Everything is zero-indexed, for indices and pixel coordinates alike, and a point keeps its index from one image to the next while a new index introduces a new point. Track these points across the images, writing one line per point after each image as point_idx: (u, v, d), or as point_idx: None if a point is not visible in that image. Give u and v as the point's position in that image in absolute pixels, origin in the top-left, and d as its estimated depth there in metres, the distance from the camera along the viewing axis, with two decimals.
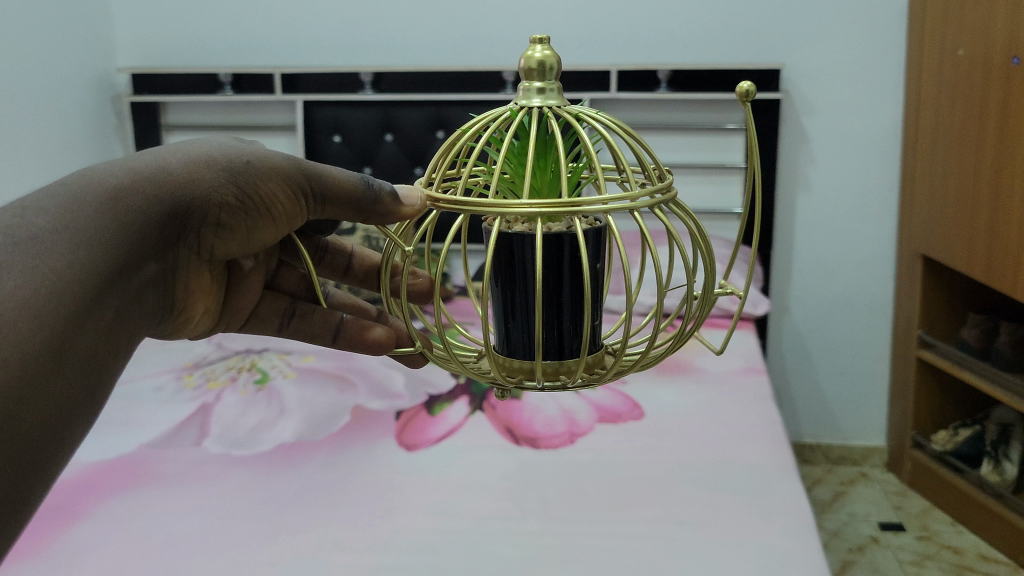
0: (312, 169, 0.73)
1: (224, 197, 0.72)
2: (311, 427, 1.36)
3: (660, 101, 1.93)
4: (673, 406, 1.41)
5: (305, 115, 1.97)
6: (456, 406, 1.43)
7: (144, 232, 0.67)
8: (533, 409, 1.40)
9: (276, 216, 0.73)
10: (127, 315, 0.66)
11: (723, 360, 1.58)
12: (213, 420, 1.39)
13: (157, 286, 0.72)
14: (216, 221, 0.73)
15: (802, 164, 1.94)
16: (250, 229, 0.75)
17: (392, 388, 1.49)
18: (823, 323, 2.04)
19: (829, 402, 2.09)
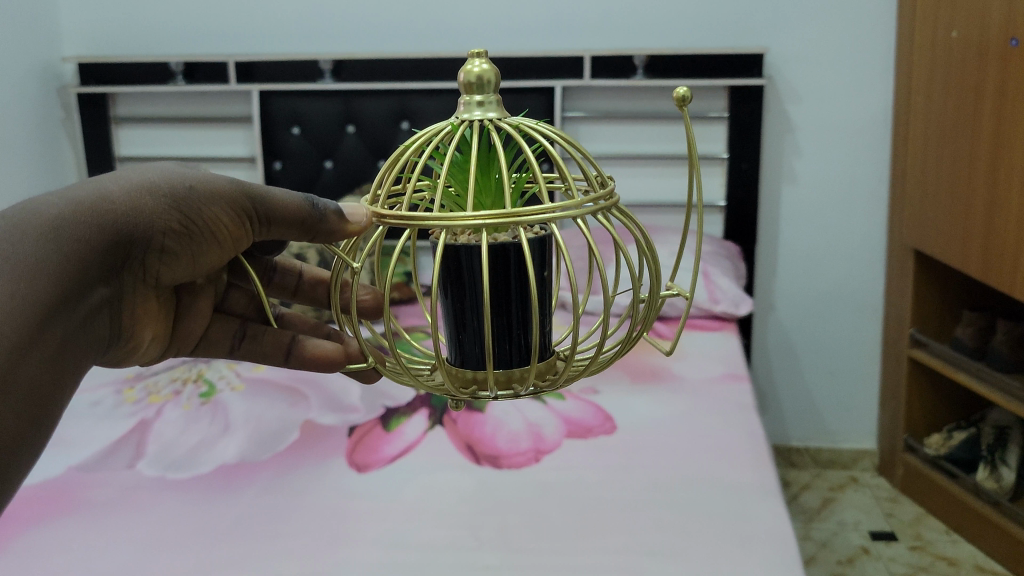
0: (254, 192, 0.75)
1: (166, 222, 0.74)
2: (255, 446, 1.26)
3: (637, 89, 1.82)
4: (647, 418, 1.31)
5: (261, 106, 1.86)
6: (414, 420, 1.32)
7: (88, 260, 0.70)
8: (497, 423, 1.30)
9: (220, 239, 0.76)
10: (73, 341, 0.71)
11: (702, 365, 1.48)
12: (150, 440, 1.28)
13: (102, 311, 0.75)
14: (160, 246, 0.76)
15: (787, 154, 1.84)
16: (194, 252, 0.77)
17: (346, 400, 1.38)
18: (809, 321, 1.94)
19: (818, 404, 1.99)
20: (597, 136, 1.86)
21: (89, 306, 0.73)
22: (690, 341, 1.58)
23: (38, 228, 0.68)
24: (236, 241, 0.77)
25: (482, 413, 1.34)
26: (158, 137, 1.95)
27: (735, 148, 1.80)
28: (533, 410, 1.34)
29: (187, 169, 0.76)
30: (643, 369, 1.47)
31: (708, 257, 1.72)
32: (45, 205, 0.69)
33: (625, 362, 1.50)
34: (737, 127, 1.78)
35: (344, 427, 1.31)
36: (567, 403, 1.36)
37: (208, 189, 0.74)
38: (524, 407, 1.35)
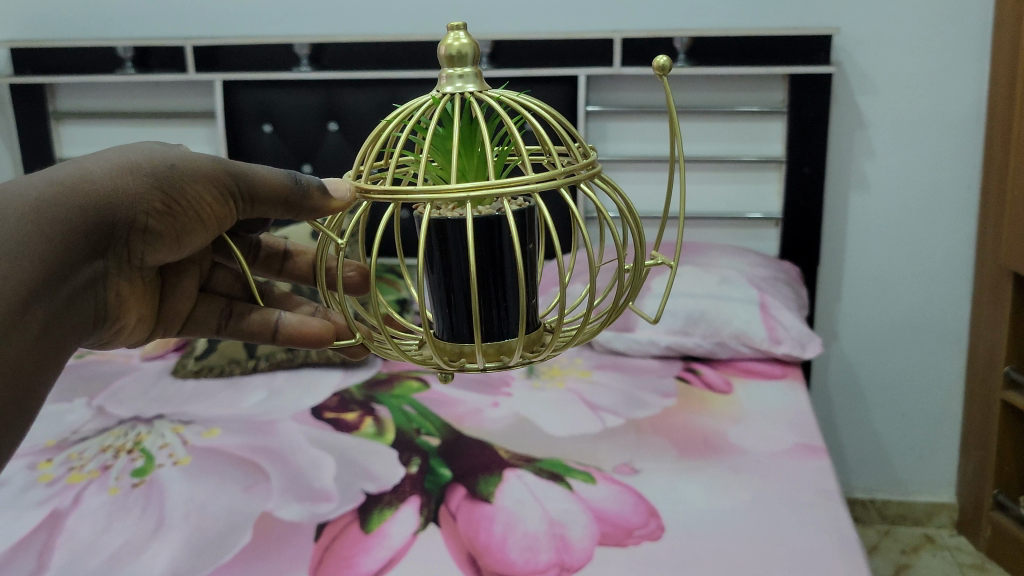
0: (240, 174, 0.70)
1: (149, 202, 0.70)
2: (194, 554, 0.96)
3: (677, 78, 1.51)
4: (705, 515, 1.00)
5: (226, 98, 1.55)
6: (402, 515, 1.02)
7: (68, 243, 0.67)
8: (509, 519, 1.00)
9: (205, 220, 0.71)
10: (54, 323, 0.67)
11: (767, 430, 1.17)
12: (57, 546, 0.99)
13: (87, 291, 0.72)
14: (143, 226, 0.71)
15: (856, 156, 1.53)
16: (182, 233, 0.72)
17: (316, 485, 1.08)
18: (879, 353, 1.63)
19: (887, 449, 1.68)
20: (628, 134, 1.55)
21: (74, 286, 0.69)
22: (746, 394, 1.27)
23: (16, 214, 0.64)
24: (223, 219, 0.72)
25: (490, 503, 1.03)
26: (106, 136, 1.66)
27: (796, 149, 1.49)
28: (554, 500, 1.03)
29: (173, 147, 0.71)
30: (692, 437, 1.16)
31: (765, 283, 1.41)
32: (22, 190, 0.65)
33: (670, 425, 1.19)
34: (799, 123, 1.47)
35: (310, 524, 1.01)
36: (599, 489, 1.05)
37: (192, 168, 0.69)
38: (545, 494, 1.04)
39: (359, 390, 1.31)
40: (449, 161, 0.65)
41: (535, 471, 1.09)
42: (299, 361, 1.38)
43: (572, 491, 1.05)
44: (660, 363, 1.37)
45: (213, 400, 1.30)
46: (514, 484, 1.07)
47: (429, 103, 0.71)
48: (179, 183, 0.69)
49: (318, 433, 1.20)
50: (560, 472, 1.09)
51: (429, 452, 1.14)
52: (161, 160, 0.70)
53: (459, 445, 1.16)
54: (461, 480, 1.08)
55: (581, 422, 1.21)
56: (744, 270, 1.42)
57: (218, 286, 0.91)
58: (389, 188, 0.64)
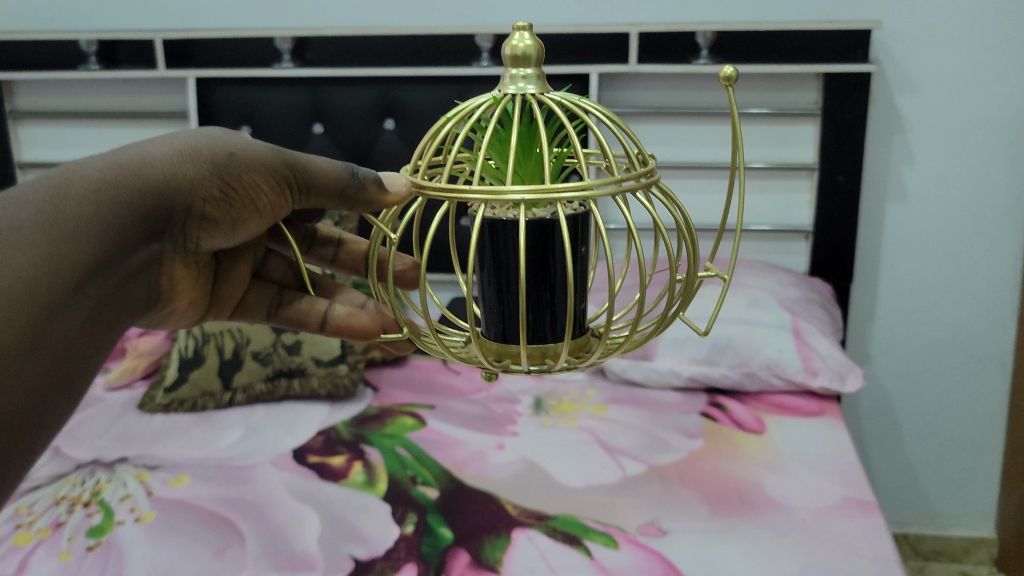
0: (300, 164, 0.63)
1: (204, 188, 0.62)
2: None
3: (700, 76, 1.37)
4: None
5: (200, 96, 1.41)
6: None
7: (125, 228, 0.59)
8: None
9: (262, 208, 0.64)
10: (108, 308, 0.60)
11: (808, 480, 1.04)
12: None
13: (140, 278, 0.64)
14: (199, 213, 0.63)
15: (895, 162, 1.39)
16: (239, 224, 0.65)
17: (297, 549, 0.94)
18: (915, 376, 1.50)
19: (922, 480, 1.55)
20: (643, 138, 1.41)
21: (127, 272, 0.62)
22: (782, 433, 1.14)
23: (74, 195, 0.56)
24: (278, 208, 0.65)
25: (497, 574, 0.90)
26: (71, 136, 1.51)
27: (829, 156, 1.35)
28: (571, 569, 0.89)
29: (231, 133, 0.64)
30: (725, 488, 1.03)
31: (798, 305, 1.28)
32: (78, 173, 0.58)
33: (699, 473, 1.06)
34: (833, 128, 1.33)
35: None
36: (623, 556, 0.91)
37: (252, 154, 0.62)
38: (561, 562, 0.91)
39: (347, 427, 1.17)
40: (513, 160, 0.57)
41: (549, 532, 0.96)
42: (281, 394, 1.23)
43: (592, 558, 0.91)
44: (683, 399, 1.23)
45: (184, 439, 1.16)
46: (525, 548, 0.93)
47: (489, 103, 0.62)
48: (237, 168, 0.62)
49: (301, 482, 1.06)
50: (577, 534, 0.95)
51: (427, 507, 1.00)
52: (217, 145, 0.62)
53: (461, 499, 1.02)
54: (464, 544, 0.94)
55: (598, 470, 1.07)
56: (776, 290, 1.29)
57: (270, 274, 0.81)
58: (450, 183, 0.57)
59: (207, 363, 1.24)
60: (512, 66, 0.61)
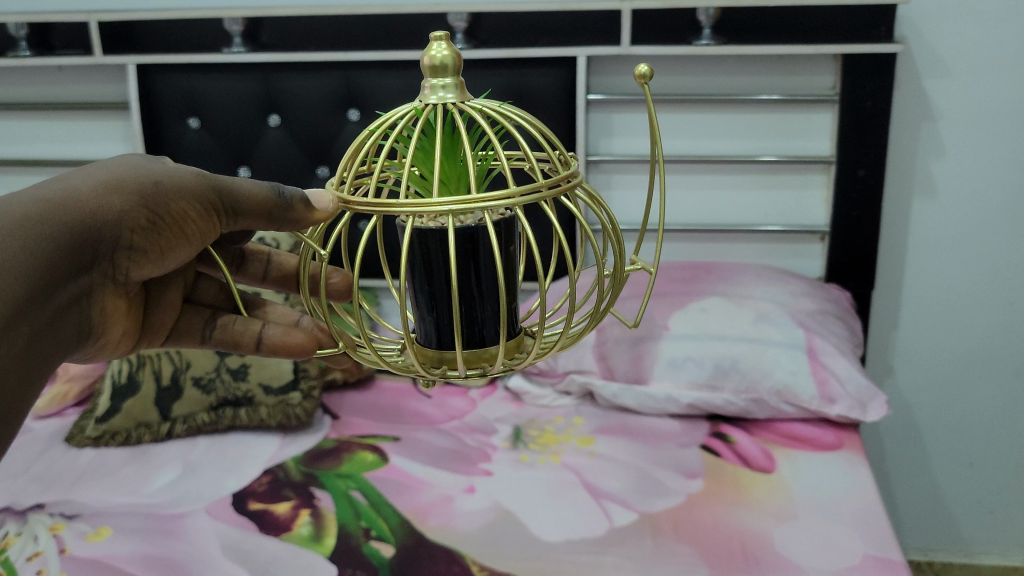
0: (226, 186, 0.57)
1: (132, 219, 0.56)
2: None
3: (703, 59, 1.22)
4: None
5: (142, 85, 1.27)
6: None
7: (54, 262, 0.54)
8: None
9: (190, 237, 0.58)
10: (40, 348, 0.55)
11: (825, 532, 0.89)
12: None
13: (75, 316, 0.59)
14: (129, 246, 0.58)
15: (921, 153, 1.23)
16: (168, 255, 0.59)
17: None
18: (941, 390, 1.35)
19: (950, 506, 1.40)
20: (638, 129, 1.26)
21: (61, 310, 0.57)
22: (794, 471, 0.99)
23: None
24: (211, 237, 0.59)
25: None
26: (29, 132, 1.39)
27: (848, 147, 1.19)
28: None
29: (154, 161, 0.58)
30: (727, 544, 0.88)
31: (813, 317, 1.13)
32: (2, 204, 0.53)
33: (697, 523, 0.91)
34: (851, 116, 1.18)
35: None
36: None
37: (175, 179, 0.56)
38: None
39: (298, 464, 1.04)
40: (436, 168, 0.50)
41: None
42: (226, 425, 1.10)
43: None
44: (683, 429, 1.08)
45: (111, 481, 1.02)
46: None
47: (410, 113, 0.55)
48: (161, 196, 0.56)
49: (236, 536, 0.91)
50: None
51: (379, 569, 0.86)
52: (144, 173, 0.57)
53: (419, 560, 0.87)
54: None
55: (580, 519, 0.92)
56: (786, 300, 1.14)
57: (201, 300, 0.72)
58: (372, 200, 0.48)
59: (141, 392, 1.09)
60: (431, 76, 0.53)
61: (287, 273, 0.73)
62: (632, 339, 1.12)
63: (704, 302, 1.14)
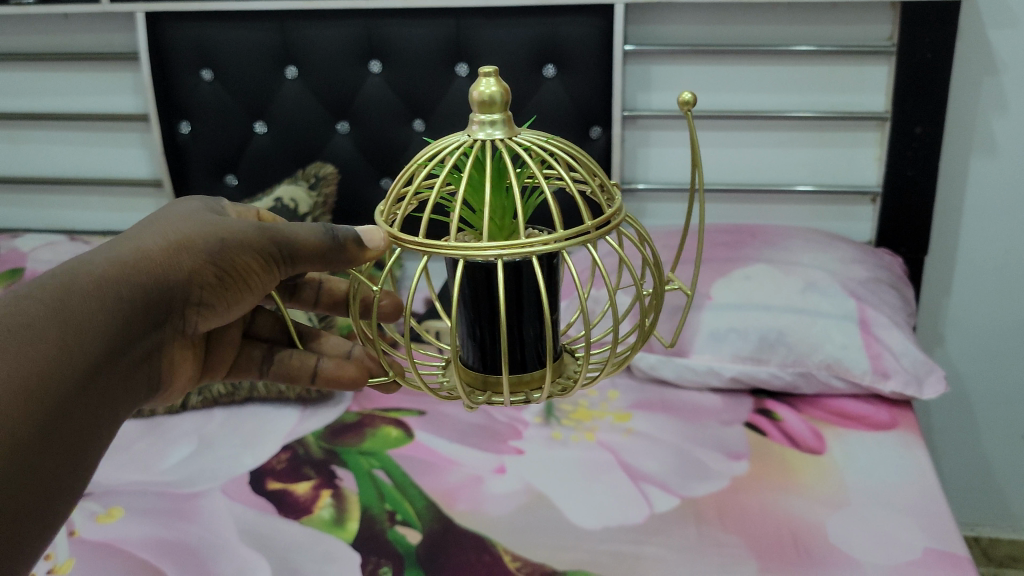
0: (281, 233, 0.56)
1: (199, 277, 0.56)
2: None
3: (751, 6, 1.13)
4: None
5: (153, 35, 1.21)
6: None
7: (131, 318, 0.53)
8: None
9: (253, 287, 0.58)
10: (118, 400, 0.54)
11: (884, 524, 0.82)
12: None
13: (146, 371, 0.58)
14: (196, 301, 0.57)
15: (984, 109, 1.14)
16: (232, 305, 0.59)
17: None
18: (994, 359, 1.28)
19: (999, 478, 1.35)
20: (678, 81, 1.18)
21: (133, 368, 0.56)
22: (845, 454, 0.92)
23: (79, 286, 0.51)
24: (272, 284, 0.59)
25: None
26: (54, 85, 1.36)
27: (903, 103, 1.11)
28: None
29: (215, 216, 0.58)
30: (776, 535, 0.82)
31: (866, 286, 1.05)
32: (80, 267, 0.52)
33: (743, 512, 0.85)
34: (909, 70, 1.10)
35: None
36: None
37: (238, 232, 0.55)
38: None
39: (318, 439, 0.99)
40: (485, 208, 0.50)
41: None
42: (243, 396, 1.05)
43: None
44: (728, 407, 1.02)
45: (124, 457, 0.97)
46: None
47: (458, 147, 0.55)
48: (225, 252, 0.56)
49: (254, 519, 0.86)
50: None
51: (405, 559, 0.81)
52: (205, 230, 0.56)
53: (449, 548, 0.82)
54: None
55: (620, 506, 0.86)
56: (838, 268, 1.07)
57: (260, 334, 0.72)
58: (420, 239, 0.50)
59: None
60: (482, 113, 0.53)
61: (338, 297, 0.72)
62: (671, 309, 1.05)
63: (747, 269, 1.07)
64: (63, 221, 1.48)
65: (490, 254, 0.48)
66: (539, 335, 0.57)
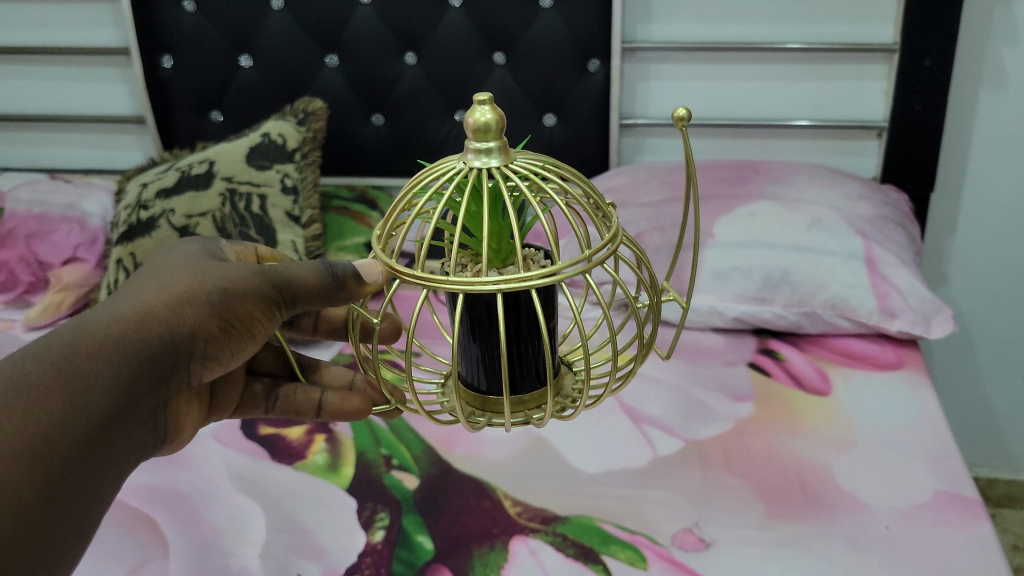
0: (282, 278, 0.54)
1: (204, 329, 0.54)
2: None
3: None
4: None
5: None
6: None
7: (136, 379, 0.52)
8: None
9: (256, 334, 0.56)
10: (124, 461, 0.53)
11: (893, 465, 0.81)
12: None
13: (154, 425, 0.57)
14: (202, 354, 0.56)
15: (995, 39, 1.10)
16: (238, 352, 0.57)
17: (232, 568, 0.72)
18: (997, 298, 1.26)
19: (999, 418, 1.34)
20: (681, 11, 1.14)
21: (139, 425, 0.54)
22: (851, 395, 0.90)
23: (80, 349, 0.49)
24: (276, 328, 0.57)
25: None
26: (30, 16, 1.31)
27: (912, 33, 1.07)
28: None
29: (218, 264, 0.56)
30: (782, 477, 0.80)
31: (873, 223, 1.03)
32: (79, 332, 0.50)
33: (748, 453, 0.83)
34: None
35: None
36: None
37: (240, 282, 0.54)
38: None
39: None
40: (485, 239, 0.47)
41: (557, 543, 0.73)
42: None
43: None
44: (731, 348, 1.00)
45: None
46: (522, 567, 0.71)
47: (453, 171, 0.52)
48: (227, 303, 0.54)
49: (246, 464, 0.84)
50: (592, 546, 0.73)
51: (402, 504, 0.79)
52: (206, 279, 0.54)
53: (449, 492, 0.80)
54: (445, 561, 0.72)
55: (622, 449, 0.84)
56: (843, 204, 1.04)
57: (259, 368, 0.71)
58: (415, 273, 0.47)
59: None
60: (476, 141, 0.50)
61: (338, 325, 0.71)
62: (673, 248, 1.02)
63: (750, 205, 1.05)
64: (45, 159, 1.44)
65: (489, 291, 0.45)
66: (539, 352, 0.55)
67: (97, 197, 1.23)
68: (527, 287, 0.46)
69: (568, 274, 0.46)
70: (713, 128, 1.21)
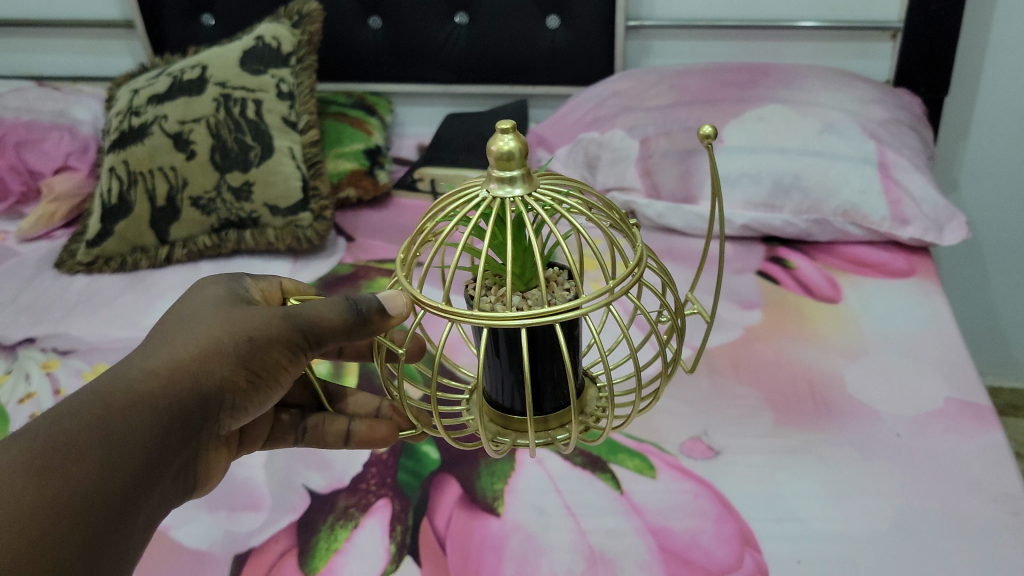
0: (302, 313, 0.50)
1: (233, 381, 0.51)
2: None
3: None
4: (828, 550, 0.63)
5: None
6: (364, 534, 0.67)
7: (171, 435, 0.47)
8: (526, 549, 0.64)
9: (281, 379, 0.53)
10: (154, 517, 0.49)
11: (903, 371, 0.79)
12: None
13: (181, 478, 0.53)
14: (229, 406, 0.52)
15: None
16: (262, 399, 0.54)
17: (236, 481, 0.73)
18: (1009, 205, 1.24)
19: (1006, 326, 1.33)
20: None
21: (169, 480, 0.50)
22: (861, 302, 0.89)
23: (115, 401, 0.45)
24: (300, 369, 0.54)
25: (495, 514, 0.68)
26: None
27: None
28: (592, 513, 0.67)
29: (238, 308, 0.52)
30: (791, 384, 0.79)
31: (886, 126, 1.00)
32: (109, 387, 0.46)
33: (756, 361, 0.82)
34: None
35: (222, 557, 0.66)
36: (661, 489, 0.69)
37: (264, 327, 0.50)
38: (584, 506, 0.68)
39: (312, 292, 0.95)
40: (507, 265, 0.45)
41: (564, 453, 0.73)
42: (229, 249, 1.03)
43: (622, 493, 0.69)
44: (739, 256, 0.98)
45: (109, 313, 0.93)
46: (530, 476, 0.71)
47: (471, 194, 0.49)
48: (253, 351, 0.50)
49: None
50: (601, 455, 0.73)
51: None
52: (230, 328, 0.50)
53: (453, 400, 0.79)
54: (452, 471, 0.72)
55: None
56: (857, 107, 1.01)
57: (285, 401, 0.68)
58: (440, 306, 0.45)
59: (135, 213, 1.02)
60: (498, 170, 0.47)
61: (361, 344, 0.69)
62: (681, 154, 1.00)
63: (759, 108, 1.02)
64: (33, 65, 1.40)
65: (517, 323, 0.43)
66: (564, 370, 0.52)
67: (87, 105, 1.20)
68: (552, 320, 0.44)
69: (591, 308, 0.44)
70: (721, 29, 1.17)
